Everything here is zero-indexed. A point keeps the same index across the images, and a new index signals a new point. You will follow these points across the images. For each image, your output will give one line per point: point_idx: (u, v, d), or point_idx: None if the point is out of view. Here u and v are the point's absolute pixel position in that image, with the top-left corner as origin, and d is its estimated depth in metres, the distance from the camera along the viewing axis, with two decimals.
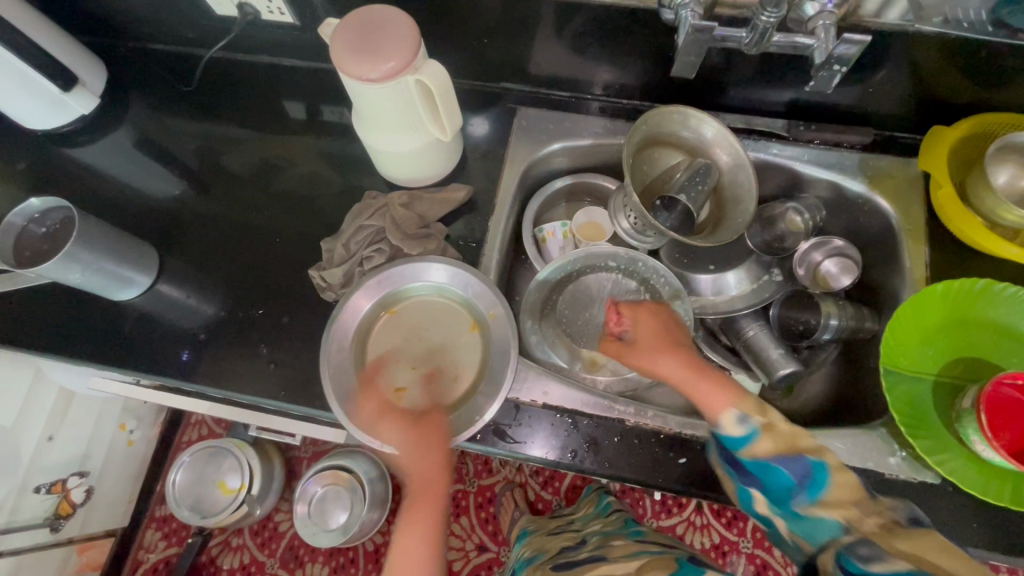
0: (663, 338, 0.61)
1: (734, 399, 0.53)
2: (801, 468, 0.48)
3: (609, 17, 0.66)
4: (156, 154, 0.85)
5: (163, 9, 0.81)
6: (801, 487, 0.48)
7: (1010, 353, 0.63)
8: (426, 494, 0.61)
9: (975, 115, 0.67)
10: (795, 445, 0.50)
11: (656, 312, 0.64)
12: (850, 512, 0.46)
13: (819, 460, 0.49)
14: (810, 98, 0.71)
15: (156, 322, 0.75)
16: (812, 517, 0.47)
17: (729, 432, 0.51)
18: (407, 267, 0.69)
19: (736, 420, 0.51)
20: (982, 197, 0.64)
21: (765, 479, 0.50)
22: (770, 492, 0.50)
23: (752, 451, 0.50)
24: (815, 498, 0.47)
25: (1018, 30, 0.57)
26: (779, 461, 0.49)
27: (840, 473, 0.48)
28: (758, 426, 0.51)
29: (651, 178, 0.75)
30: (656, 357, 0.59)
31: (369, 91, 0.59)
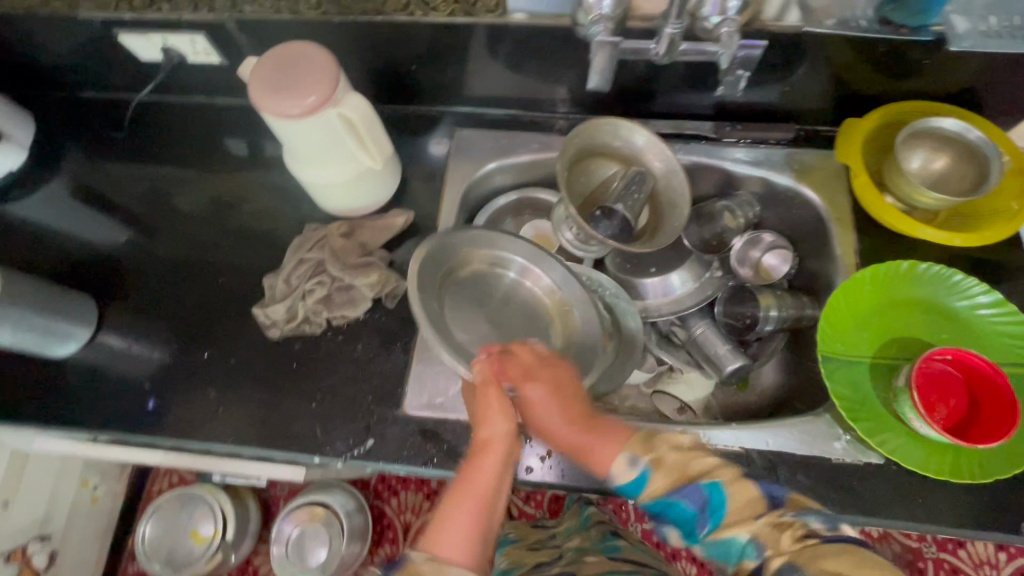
0: (557, 389, 0.56)
1: (621, 443, 0.53)
2: (697, 496, 0.48)
3: (531, 36, 0.68)
4: (92, 203, 0.84)
5: (88, 56, 0.80)
6: (702, 516, 0.47)
7: (942, 330, 0.65)
8: (483, 465, 0.53)
9: (885, 105, 0.70)
10: (687, 472, 0.49)
11: (547, 363, 0.58)
12: (768, 534, 0.46)
13: (713, 482, 0.48)
14: (733, 99, 0.74)
15: (99, 375, 0.73)
16: (723, 542, 0.47)
17: (624, 479, 0.51)
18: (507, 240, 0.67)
19: (625, 465, 0.51)
20: (899, 183, 0.67)
21: (673, 516, 0.49)
22: (677, 527, 0.49)
23: (650, 492, 0.50)
24: (719, 523, 0.47)
25: (902, 25, 0.61)
26: (678, 497, 0.48)
27: (733, 487, 0.48)
28: (648, 464, 0.50)
29: (590, 189, 0.76)
30: (551, 407, 0.55)
31: (293, 126, 0.59)
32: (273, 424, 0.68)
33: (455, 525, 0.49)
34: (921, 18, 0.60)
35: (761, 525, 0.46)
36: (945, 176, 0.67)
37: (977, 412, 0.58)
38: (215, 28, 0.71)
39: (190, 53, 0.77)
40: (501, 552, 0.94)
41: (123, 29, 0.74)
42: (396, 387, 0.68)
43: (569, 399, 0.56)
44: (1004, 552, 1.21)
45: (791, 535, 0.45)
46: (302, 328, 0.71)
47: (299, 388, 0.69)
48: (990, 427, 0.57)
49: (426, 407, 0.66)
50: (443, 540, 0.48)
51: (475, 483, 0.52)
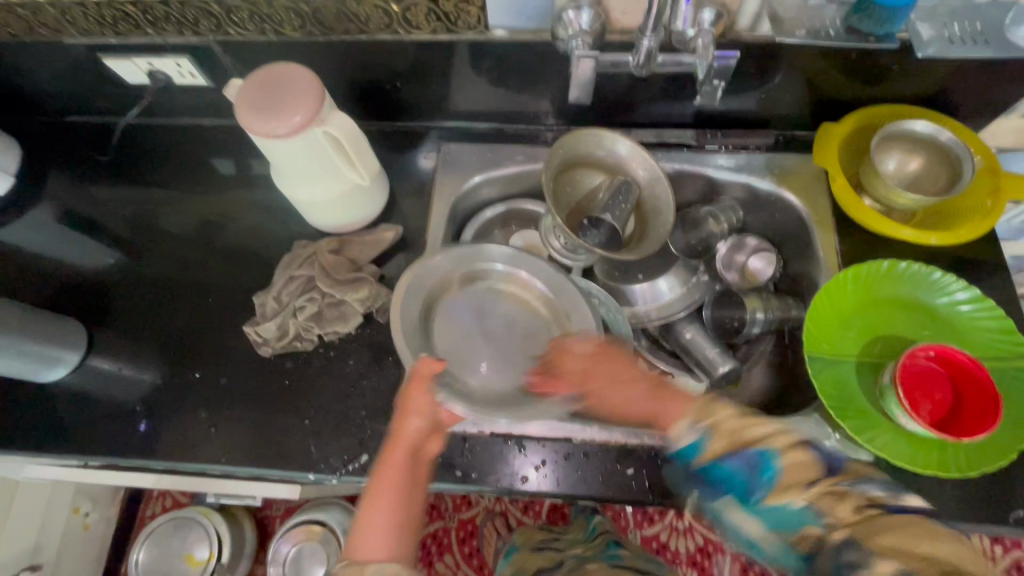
0: (621, 370, 0.60)
1: (688, 406, 0.54)
2: (750, 461, 0.48)
3: (512, 51, 0.69)
4: (79, 226, 0.84)
5: (74, 82, 0.81)
6: (757, 481, 0.48)
7: (923, 327, 0.67)
8: (391, 466, 0.57)
9: (860, 109, 0.72)
10: (743, 438, 0.49)
11: (600, 347, 0.62)
12: (825, 503, 0.46)
13: (767, 449, 0.48)
14: (712, 107, 0.75)
15: (89, 399, 0.72)
16: (779, 510, 0.47)
17: (682, 443, 0.52)
18: (481, 250, 0.68)
19: (684, 430, 0.52)
20: (876, 185, 0.69)
21: (729, 482, 0.49)
22: (733, 493, 0.49)
23: (707, 455, 0.50)
24: (773, 488, 0.47)
25: (869, 34, 0.62)
26: (732, 461, 0.49)
27: (789, 453, 0.48)
28: (705, 430, 0.51)
29: (577, 199, 0.77)
30: (622, 387, 0.59)
31: (280, 146, 0.60)
32: (267, 442, 0.67)
33: (373, 533, 0.54)
34: (887, 27, 0.61)
35: (814, 494, 0.46)
36: (919, 177, 0.69)
37: (961, 406, 0.59)
38: (201, 51, 0.72)
39: (175, 76, 0.77)
40: (504, 562, 0.93)
41: (108, 54, 0.74)
42: (389, 401, 0.68)
43: (635, 379, 0.60)
44: (1000, 544, 1.23)
45: (850, 507, 0.45)
46: (293, 345, 0.71)
47: (292, 405, 0.69)
48: (974, 421, 0.58)
49: None
50: (364, 544, 0.54)
51: (387, 483, 0.56)
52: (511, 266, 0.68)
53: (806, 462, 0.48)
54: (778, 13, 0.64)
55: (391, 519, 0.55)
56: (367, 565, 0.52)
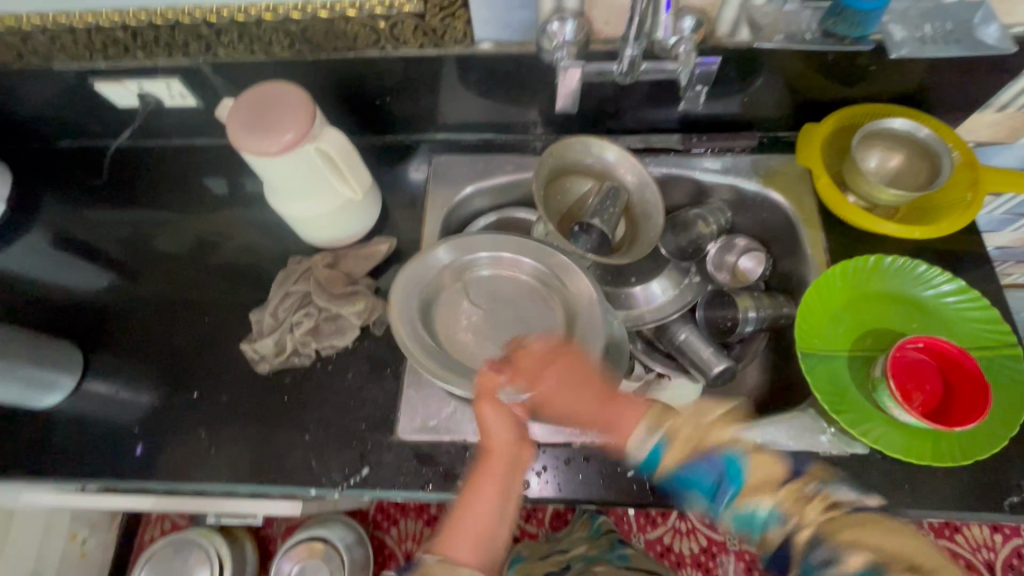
0: (576, 372, 0.59)
1: (637, 416, 0.59)
2: (712, 466, 0.54)
3: (499, 64, 0.70)
4: (72, 250, 0.84)
5: (63, 107, 0.81)
6: (726, 487, 0.53)
7: (911, 319, 0.68)
8: (491, 475, 0.58)
9: (840, 109, 0.74)
10: (702, 445, 0.56)
11: (555, 348, 0.62)
12: (791, 504, 0.52)
13: (731, 453, 0.54)
14: (696, 112, 0.77)
15: (86, 422, 0.72)
16: (746, 512, 0.53)
17: (641, 451, 0.57)
18: (462, 241, 0.70)
19: (640, 440, 0.57)
20: (858, 183, 0.70)
21: (694, 485, 0.55)
22: (700, 497, 0.55)
23: (665, 464, 0.56)
24: (738, 490, 0.53)
25: (846, 36, 0.64)
26: (696, 466, 0.55)
27: (749, 458, 0.54)
28: (661, 438, 0.57)
29: (567, 206, 0.78)
30: (565, 394, 0.59)
31: (272, 164, 0.60)
32: (267, 458, 0.67)
33: (467, 538, 0.54)
34: (861, 29, 0.63)
35: (782, 495, 0.52)
36: (900, 174, 0.71)
37: (952, 396, 0.60)
38: (190, 73, 0.73)
39: (166, 97, 0.78)
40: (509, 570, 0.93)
41: (98, 78, 0.75)
42: (389, 412, 0.68)
43: (588, 379, 0.59)
44: (999, 533, 1.24)
45: (818, 508, 0.51)
46: (291, 360, 0.71)
47: (291, 421, 0.69)
48: (966, 409, 0.59)
49: (419, 430, 0.66)
50: (455, 544, 0.54)
51: (484, 490, 0.57)
52: (495, 251, 0.70)
53: (772, 467, 0.54)
54: (755, 19, 0.65)
55: (485, 532, 0.55)
56: (463, 565, 0.52)
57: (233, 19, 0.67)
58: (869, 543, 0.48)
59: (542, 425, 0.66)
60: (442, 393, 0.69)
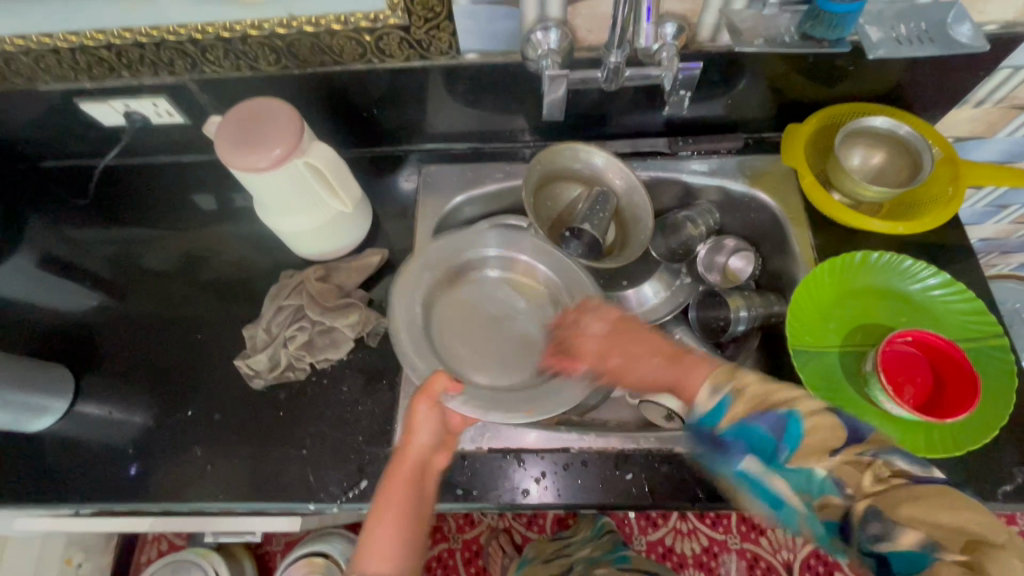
0: (639, 345, 0.59)
1: (706, 375, 0.50)
2: (774, 421, 0.45)
3: (485, 73, 0.71)
4: (60, 271, 0.83)
5: (49, 127, 0.81)
6: (783, 450, 0.44)
7: (899, 313, 0.69)
8: (400, 482, 0.57)
9: (821, 109, 0.75)
10: (769, 400, 0.46)
11: (620, 321, 0.63)
12: (846, 471, 0.43)
13: (792, 410, 0.45)
14: (681, 115, 0.78)
15: (79, 444, 0.71)
16: (803, 474, 0.43)
17: (704, 409, 0.48)
18: (455, 244, 0.72)
19: (708, 397, 0.48)
20: (843, 182, 0.72)
21: (750, 444, 0.45)
22: (755, 458, 0.46)
23: (729, 418, 0.46)
24: (796, 452, 0.44)
25: (823, 39, 0.63)
26: (757, 421, 0.45)
27: (814, 417, 0.44)
28: (728, 393, 0.47)
29: (557, 212, 0.78)
30: (636, 362, 0.58)
31: (261, 179, 0.61)
32: (264, 474, 0.67)
33: (382, 553, 0.54)
34: (839, 32, 0.62)
35: (839, 461, 0.43)
36: (884, 170, 0.72)
37: (942, 387, 0.61)
38: (177, 90, 0.73)
39: (153, 116, 0.78)
40: None
41: (83, 98, 0.75)
42: (384, 424, 0.68)
43: (653, 349, 0.58)
44: (997, 523, 1.25)
45: (873, 476, 0.42)
46: (285, 375, 0.71)
47: (287, 436, 0.69)
48: (956, 401, 0.59)
49: None
50: (370, 558, 0.54)
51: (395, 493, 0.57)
52: (485, 253, 0.73)
53: (833, 430, 0.44)
54: (735, 24, 0.63)
55: (400, 541, 0.55)
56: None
57: (218, 36, 0.66)
58: (930, 519, 0.39)
59: (537, 432, 0.66)
60: None
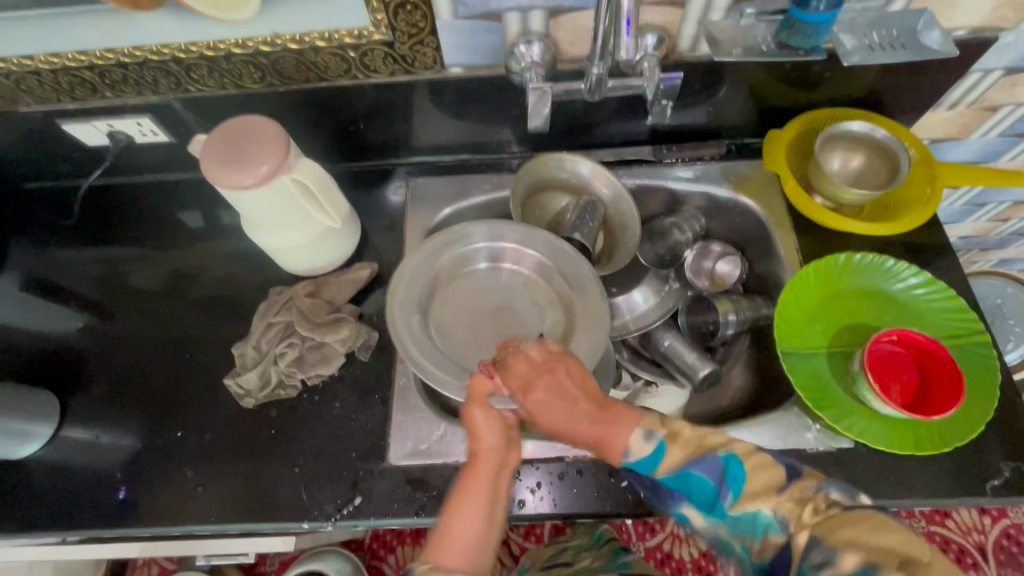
0: (564, 385, 0.56)
1: (635, 421, 0.53)
2: (715, 467, 0.49)
3: (470, 86, 0.72)
4: (44, 293, 0.82)
5: (31, 148, 0.80)
6: (722, 493, 0.48)
7: (883, 312, 0.70)
8: (478, 482, 0.54)
9: (801, 115, 0.77)
10: (705, 444, 0.50)
11: (550, 359, 0.58)
12: (791, 509, 0.45)
13: (731, 454, 0.49)
14: (665, 124, 0.79)
15: (65, 469, 0.70)
16: (746, 518, 0.47)
17: (639, 454, 0.52)
18: (460, 232, 0.71)
19: (642, 440, 0.52)
20: (824, 186, 0.73)
21: (690, 489, 0.50)
22: (698, 502, 0.50)
23: (666, 466, 0.51)
24: (739, 495, 0.47)
25: (800, 48, 0.64)
26: (695, 467, 0.49)
27: (750, 459, 0.48)
28: (663, 437, 0.52)
29: (546, 222, 0.80)
30: (556, 407, 0.55)
31: (249, 197, 0.61)
32: (257, 494, 0.66)
33: (463, 542, 0.49)
34: (814, 41, 0.63)
35: (784, 500, 0.46)
36: (864, 173, 0.73)
37: (929, 385, 0.62)
38: (161, 109, 0.73)
39: (137, 135, 0.77)
40: None
41: (65, 119, 0.74)
42: (378, 439, 0.68)
43: (580, 391, 0.56)
44: (988, 516, 1.26)
45: (814, 509, 0.44)
46: (276, 393, 0.70)
47: (279, 454, 0.68)
48: (942, 397, 0.61)
49: (411, 455, 0.66)
50: (450, 547, 0.48)
51: (476, 487, 0.53)
52: (493, 242, 0.72)
53: (773, 469, 0.48)
54: (714, 34, 0.64)
55: (484, 530, 0.51)
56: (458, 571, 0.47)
57: (201, 55, 0.67)
58: (869, 544, 0.41)
59: (534, 440, 0.66)
60: (432, 415, 0.68)
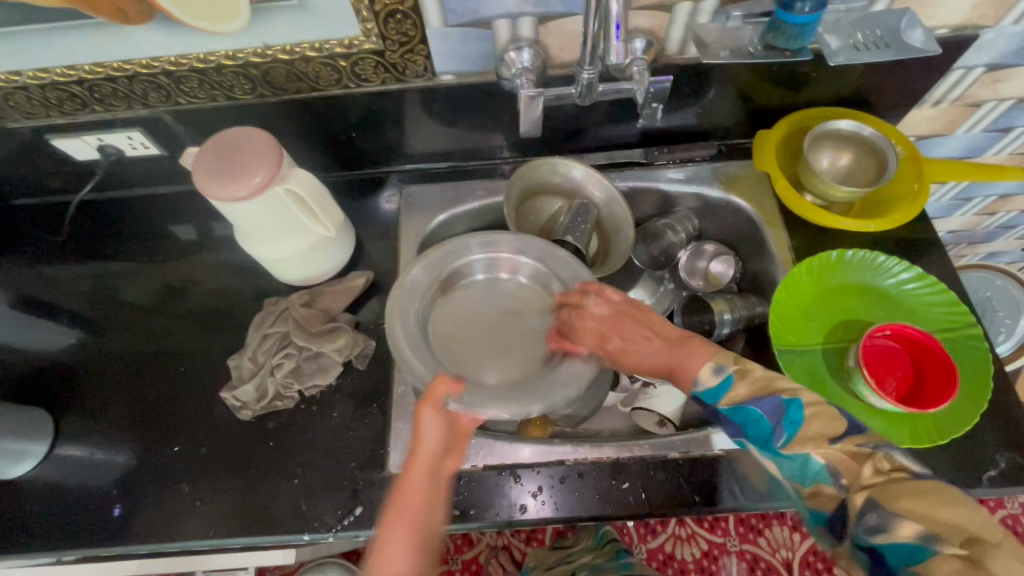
0: (637, 329, 0.62)
1: (707, 355, 0.55)
2: (774, 406, 0.49)
3: (461, 93, 0.72)
4: (35, 309, 0.81)
5: (19, 164, 0.79)
6: (780, 434, 0.48)
7: (876, 308, 0.71)
8: (416, 486, 0.55)
9: (788, 115, 0.78)
10: (773, 387, 0.50)
11: (617, 308, 0.64)
12: (846, 463, 0.45)
13: (793, 398, 0.48)
14: (655, 126, 0.80)
15: (59, 488, 0.69)
16: (801, 459, 0.47)
17: (707, 385, 0.53)
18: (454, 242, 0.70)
19: (712, 373, 0.53)
20: (813, 184, 0.73)
21: (748, 423, 0.50)
22: (754, 439, 0.50)
23: (730, 399, 0.51)
24: (794, 437, 0.47)
25: (785, 49, 0.65)
26: (756, 405, 0.50)
27: (813, 406, 0.48)
28: (733, 372, 0.52)
29: (540, 226, 0.80)
30: (639, 345, 0.61)
31: (242, 208, 0.61)
32: (256, 507, 0.65)
33: (404, 552, 0.51)
34: (799, 42, 0.64)
35: (837, 450, 0.46)
36: (852, 171, 0.74)
37: (923, 378, 0.63)
38: (151, 122, 0.73)
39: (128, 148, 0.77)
40: None
41: (54, 134, 0.74)
42: (378, 448, 0.67)
43: (651, 333, 0.61)
44: (986, 507, 1.27)
45: (874, 468, 0.45)
46: (273, 404, 0.70)
47: (278, 466, 0.67)
48: (936, 389, 0.61)
49: None
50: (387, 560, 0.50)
51: (410, 496, 0.55)
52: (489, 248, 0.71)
53: (832, 419, 0.47)
54: (701, 37, 0.66)
55: (419, 538, 0.52)
56: None
57: (191, 67, 0.67)
58: (932, 516, 0.41)
59: (531, 447, 0.66)
60: None
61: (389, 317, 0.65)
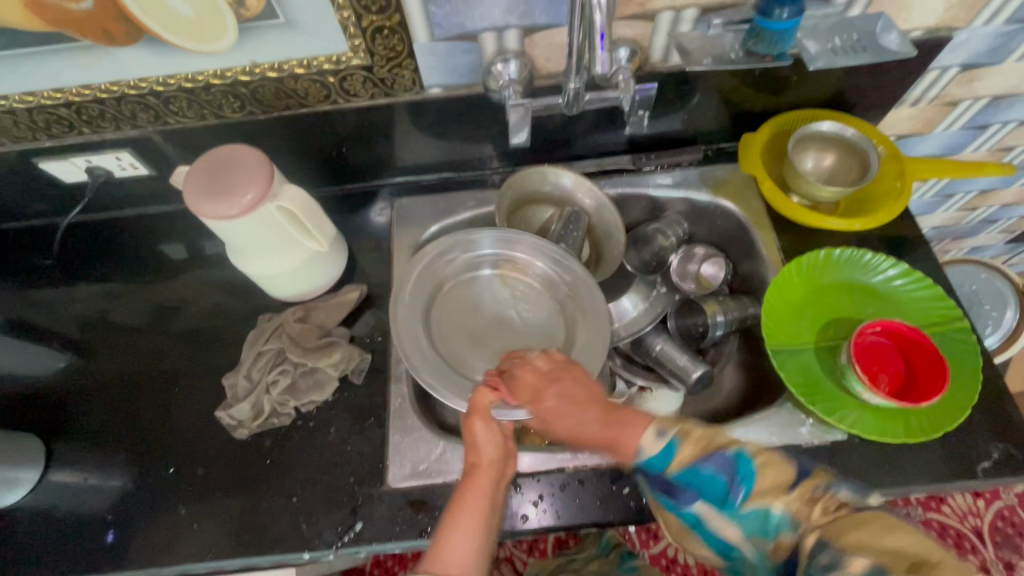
0: (574, 394, 0.57)
1: (647, 421, 0.50)
2: (725, 463, 0.44)
3: (449, 105, 0.73)
4: (25, 333, 0.80)
5: (7, 187, 0.79)
6: (735, 488, 0.43)
7: (865, 305, 0.72)
8: (476, 490, 0.55)
9: (772, 119, 0.80)
10: (714, 441, 0.46)
11: (560, 364, 0.61)
12: (800, 506, 0.42)
13: (740, 451, 0.45)
14: (642, 133, 0.81)
15: (52, 515, 0.67)
16: (759, 514, 0.42)
17: (652, 452, 0.47)
18: (453, 242, 0.73)
19: (654, 438, 0.48)
20: (800, 185, 0.75)
21: (701, 487, 0.45)
22: (710, 501, 0.44)
23: (678, 463, 0.46)
24: (751, 492, 0.43)
25: (766, 55, 0.66)
26: (701, 462, 0.45)
27: (761, 455, 0.44)
28: (676, 435, 0.47)
29: (532, 235, 0.80)
30: (568, 412, 0.56)
31: (234, 225, 0.61)
32: (255, 526, 0.65)
33: (465, 556, 0.49)
34: (779, 48, 0.65)
35: (793, 497, 0.42)
36: (836, 171, 0.76)
37: (916, 374, 0.64)
38: (140, 142, 0.73)
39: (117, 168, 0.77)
40: None
41: (43, 157, 0.74)
42: (377, 462, 0.67)
43: (585, 405, 0.56)
44: (982, 499, 1.29)
45: (822, 508, 0.41)
46: (270, 422, 0.69)
47: (276, 484, 0.67)
48: (929, 384, 0.62)
49: (410, 476, 0.65)
50: (449, 560, 0.49)
51: (472, 506, 0.53)
52: (488, 247, 0.74)
53: (782, 468, 0.44)
54: (684, 45, 0.67)
55: (480, 543, 0.51)
56: None
57: (180, 87, 0.67)
58: (875, 544, 0.39)
59: (533, 480, 0.65)
60: (430, 433, 0.68)
61: (398, 299, 0.69)
